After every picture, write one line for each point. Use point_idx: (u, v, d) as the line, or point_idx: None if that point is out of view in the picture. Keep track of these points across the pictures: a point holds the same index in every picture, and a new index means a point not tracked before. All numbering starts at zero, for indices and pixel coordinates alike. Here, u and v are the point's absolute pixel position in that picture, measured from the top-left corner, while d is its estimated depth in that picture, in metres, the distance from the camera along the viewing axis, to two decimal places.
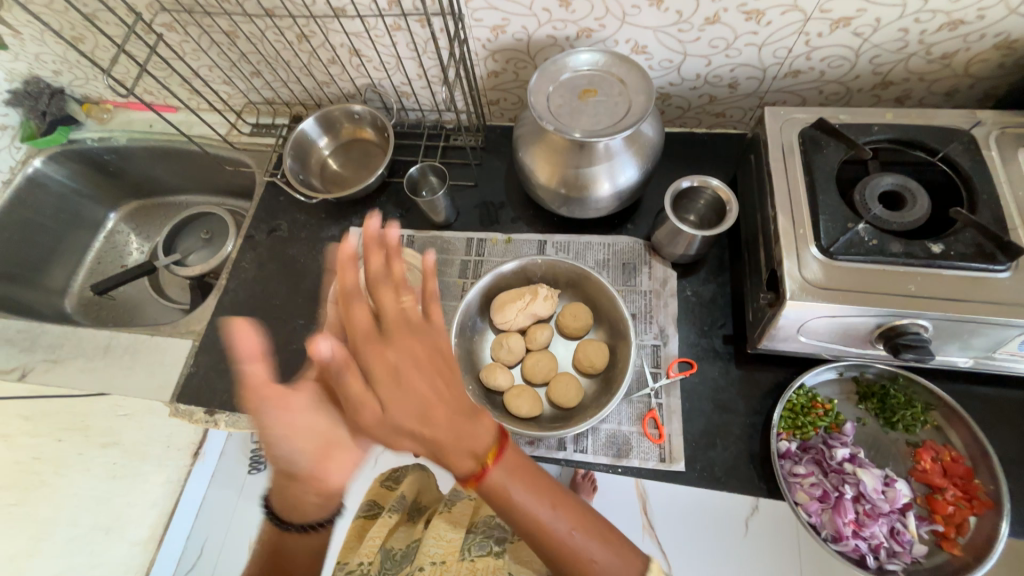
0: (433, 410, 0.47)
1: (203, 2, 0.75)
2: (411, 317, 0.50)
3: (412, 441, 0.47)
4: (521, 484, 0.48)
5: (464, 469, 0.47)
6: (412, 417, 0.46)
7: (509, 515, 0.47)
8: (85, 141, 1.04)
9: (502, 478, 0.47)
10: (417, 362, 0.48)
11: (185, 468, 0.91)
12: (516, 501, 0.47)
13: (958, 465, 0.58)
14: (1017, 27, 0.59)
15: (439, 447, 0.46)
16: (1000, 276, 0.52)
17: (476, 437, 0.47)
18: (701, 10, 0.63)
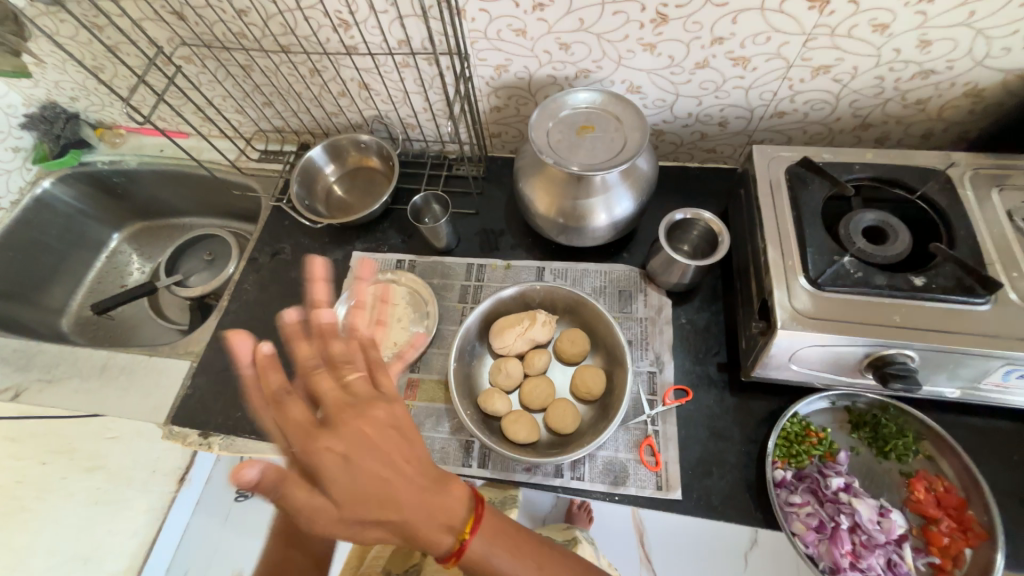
0: (404, 469, 0.44)
1: (222, 38, 0.79)
2: (356, 393, 0.49)
3: (384, 515, 0.43)
4: (501, 551, 0.45)
5: (439, 543, 0.44)
6: (375, 501, 0.43)
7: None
8: (95, 163, 1.07)
9: (481, 546, 0.45)
10: (370, 438, 0.45)
11: (169, 495, 0.87)
12: (498, 568, 0.45)
13: (951, 495, 0.58)
14: (984, 78, 0.64)
15: (410, 526, 0.43)
16: (980, 309, 0.54)
17: (450, 504, 0.45)
18: (692, 55, 0.68)
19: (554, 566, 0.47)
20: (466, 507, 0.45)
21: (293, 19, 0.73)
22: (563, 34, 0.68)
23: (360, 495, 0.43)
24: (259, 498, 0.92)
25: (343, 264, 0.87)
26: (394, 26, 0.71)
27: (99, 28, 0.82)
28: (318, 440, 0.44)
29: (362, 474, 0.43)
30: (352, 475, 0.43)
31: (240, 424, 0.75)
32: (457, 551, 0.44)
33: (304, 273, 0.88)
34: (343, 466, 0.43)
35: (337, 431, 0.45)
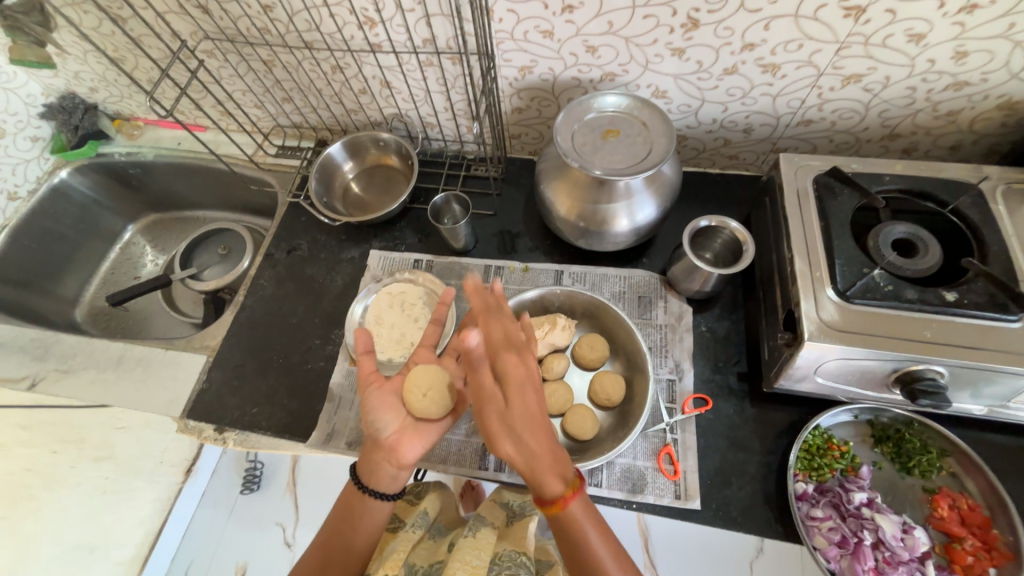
0: (537, 429, 0.48)
1: (246, 33, 0.79)
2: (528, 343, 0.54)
3: (509, 452, 0.48)
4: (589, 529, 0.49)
5: (547, 489, 0.48)
6: (527, 425, 0.48)
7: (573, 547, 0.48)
8: (113, 155, 1.07)
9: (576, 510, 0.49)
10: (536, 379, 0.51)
11: (175, 487, 0.79)
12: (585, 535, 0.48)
13: (975, 514, 0.58)
14: (1018, 90, 0.63)
15: (530, 467, 0.48)
16: (1012, 326, 0.53)
17: (558, 469, 0.49)
18: (721, 61, 0.67)
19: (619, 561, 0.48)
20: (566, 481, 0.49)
21: (318, 16, 0.72)
22: (591, 37, 0.67)
23: (504, 428, 0.48)
24: (269, 492, 0.81)
25: (360, 262, 0.87)
26: (420, 25, 0.71)
27: (123, 20, 0.82)
28: (508, 355, 0.50)
29: (497, 417, 0.48)
30: (491, 413, 0.49)
31: (256, 420, 0.75)
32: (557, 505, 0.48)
33: (321, 270, 0.87)
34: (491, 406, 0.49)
35: (523, 358, 0.51)
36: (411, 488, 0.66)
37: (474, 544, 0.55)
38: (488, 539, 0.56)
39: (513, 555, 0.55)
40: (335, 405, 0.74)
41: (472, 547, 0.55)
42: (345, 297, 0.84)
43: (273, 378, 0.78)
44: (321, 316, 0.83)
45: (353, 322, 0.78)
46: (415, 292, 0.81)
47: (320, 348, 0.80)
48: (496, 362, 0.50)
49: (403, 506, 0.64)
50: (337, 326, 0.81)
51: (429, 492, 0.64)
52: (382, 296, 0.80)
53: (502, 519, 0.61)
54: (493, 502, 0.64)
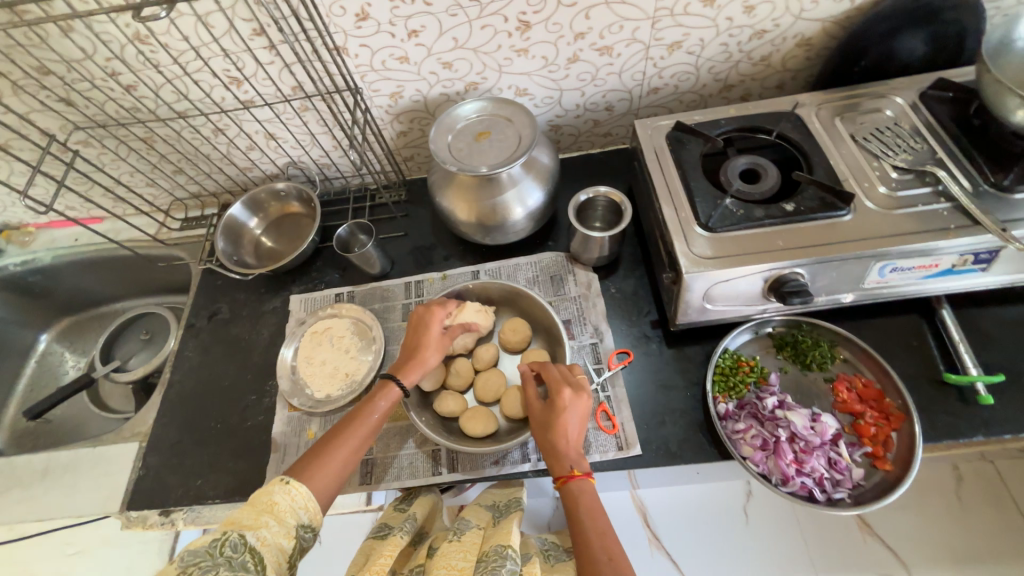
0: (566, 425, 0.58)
1: (117, 116, 0.80)
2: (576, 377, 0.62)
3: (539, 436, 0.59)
4: (590, 511, 0.52)
5: (558, 467, 0.56)
6: (560, 433, 0.57)
7: (576, 521, 0.52)
8: (7, 267, 1.02)
9: (581, 493, 0.54)
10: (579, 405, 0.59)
11: None
12: (587, 512, 0.53)
13: (869, 389, 0.65)
14: (807, 29, 0.74)
15: (552, 451, 0.57)
16: (844, 218, 0.62)
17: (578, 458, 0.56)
18: (562, 52, 0.75)
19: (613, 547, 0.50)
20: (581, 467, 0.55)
21: (182, 86, 0.75)
22: (443, 54, 0.74)
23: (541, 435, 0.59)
24: None
25: (283, 310, 0.88)
26: (283, 74, 0.74)
27: None
28: (562, 388, 0.60)
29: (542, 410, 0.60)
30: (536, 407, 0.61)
31: (202, 491, 0.73)
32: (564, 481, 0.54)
33: (245, 327, 0.87)
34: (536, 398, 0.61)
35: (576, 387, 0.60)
36: (398, 499, 0.67)
37: (460, 548, 0.56)
38: (473, 541, 0.57)
39: (498, 549, 0.53)
40: (281, 453, 0.73)
41: (457, 552, 0.56)
42: (274, 347, 0.84)
43: (213, 445, 0.76)
44: (253, 372, 0.82)
45: (285, 367, 0.79)
46: (340, 325, 0.82)
47: (257, 403, 0.79)
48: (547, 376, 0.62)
49: (392, 514, 0.64)
50: (271, 377, 0.81)
51: (418, 500, 0.66)
52: (309, 336, 0.81)
53: (486, 520, 0.61)
54: (479, 506, 0.64)
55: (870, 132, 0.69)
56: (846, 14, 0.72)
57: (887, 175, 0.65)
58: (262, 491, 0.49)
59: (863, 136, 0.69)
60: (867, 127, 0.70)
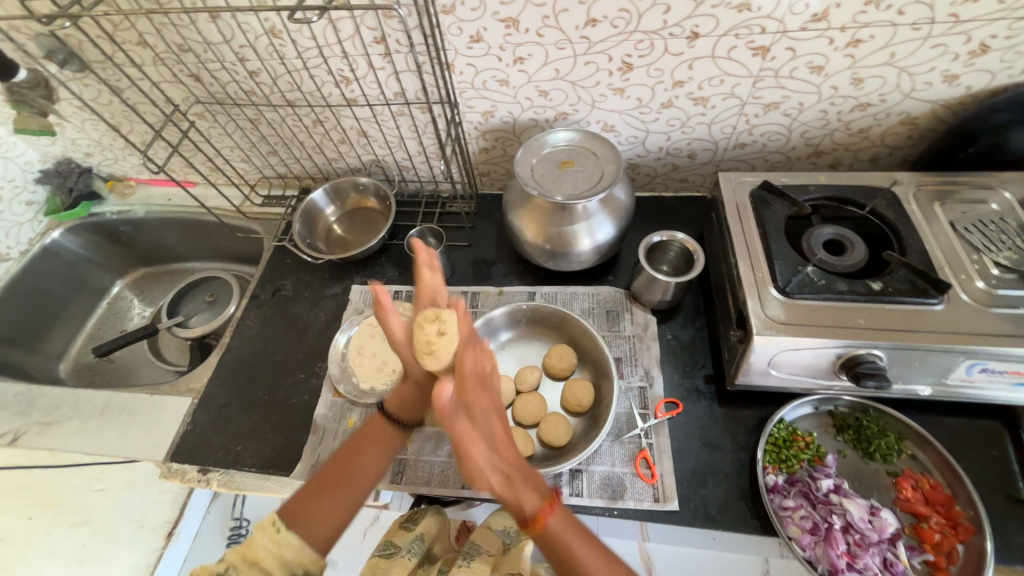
0: (505, 450, 0.49)
1: (235, 96, 0.87)
2: (483, 374, 0.49)
3: (486, 483, 0.47)
4: (576, 543, 0.47)
5: (530, 499, 0.48)
6: (491, 448, 0.48)
7: (567, 569, 0.47)
8: (104, 214, 1.12)
9: (556, 526, 0.48)
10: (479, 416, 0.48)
11: (156, 552, 0.86)
12: (573, 553, 0.47)
13: (938, 492, 0.60)
14: (914, 108, 0.73)
15: (521, 482, 0.49)
16: (935, 308, 0.59)
17: (535, 484, 0.49)
18: (658, 96, 0.76)
19: (605, 559, 0.47)
20: (545, 493, 0.49)
21: (299, 77, 0.81)
22: (542, 82, 0.77)
23: (475, 457, 0.47)
24: None
25: (343, 297, 0.91)
26: (391, 80, 0.79)
27: (121, 90, 0.90)
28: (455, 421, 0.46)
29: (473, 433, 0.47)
30: (474, 449, 0.47)
31: (241, 457, 0.75)
32: (537, 522, 0.47)
33: (304, 307, 0.91)
34: (467, 430, 0.47)
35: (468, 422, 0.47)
36: (404, 517, 0.66)
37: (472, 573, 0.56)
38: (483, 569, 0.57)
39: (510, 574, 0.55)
40: (319, 436, 0.75)
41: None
42: (329, 331, 0.88)
43: (258, 415, 0.79)
44: (306, 351, 0.86)
45: (337, 352, 0.82)
46: None
47: (305, 382, 0.82)
48: (463, 403, 0.47)
49: (396, 531, 0.64)
50: (321, 359, 0.84)
51: (424, 517, 0.65)
52: (364, 327, 0.84)
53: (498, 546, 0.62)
54: (489, 529, 0.64)
55: (972, 223, 0.66)
56: (959, 99, 0.70)
57: (987, 271, 0.62)
58: (249, 541, 0.51)
59: (963, 226, 0.66)
60: (968, 218, 0.67)
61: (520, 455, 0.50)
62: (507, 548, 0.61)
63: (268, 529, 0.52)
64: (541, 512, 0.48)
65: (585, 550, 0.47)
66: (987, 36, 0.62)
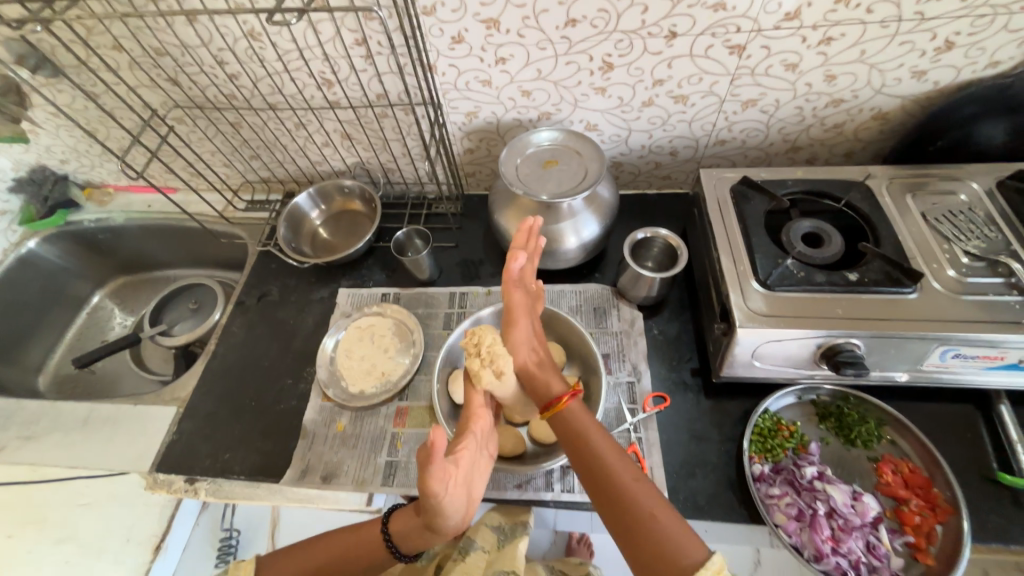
0: (540, 342, 0.65)
1: (215, 100, 0.86)
2: (530, 288, 0.67)
3: (524, 356, 0.62)
4: (590, 424, 0.57)
5: (557, 385, 0.61)
6: (532, 336, 0.64)
7: (581, 443, 0.56)
8: (82, 222, 1.09)
9: (576, 410, 0.58)
10: (527, 308, 0.65)
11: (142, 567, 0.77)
12: (586, 428, 0.57)
13: (916, 475, 0.62)
14: (885, 104, 0.75)
15: (549, 369, 0.63)
16: (909, 296, 0.61)
17: (559, 377, 0.62)
18: (638, 95, 0.77)
19: (618, 452, 0.54)
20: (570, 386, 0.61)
21: (280, 80, 0.80)
22: (524, 83, 0.77)
23: (521, 333, 0.63)
24: None
25: (330, 301, 0.91)
26: (373, 82, 0.79)
27: (97, 95, 0.89)
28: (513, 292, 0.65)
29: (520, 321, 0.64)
30: (520, 320, 0.64)
31: (229, 465, 0.74)
32: (560, 402, 0.59)
33: (291, 312, 0.90)
34: (519, 301, 0.64)
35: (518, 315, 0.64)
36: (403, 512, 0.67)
37: None
38: None
39: None
40: (309, 441, 0.74)
41: None
42: (316, 335, 0.87)
43: (245, 422, 0.78)
44: (294, 356, 0.85)
45: (325, 356, 0.81)
46: (383, 324, 0.84)
47: (293, 388, 0.81)
48: (517, 288, 0.65)
49: None
50: (308, 364, 0.84)
51: None
52: (352, 330, 0.84)
53: (493, 543, 0.62)
54: (486, 524, 0.64)
55: (943, 214, 0.68)
56: (927, 94, 0.73)
57: (957, 260, 0.64)
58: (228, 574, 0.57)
59: (934, 216, 0.68)
60: (939, 209, 0.69)
61: (549, 355, 0.65)
62: (501, 546, 0.61)
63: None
64: (563, 394, 0.59)
65: (596, 431, 0.56)
66: (952, 33, 0.64)
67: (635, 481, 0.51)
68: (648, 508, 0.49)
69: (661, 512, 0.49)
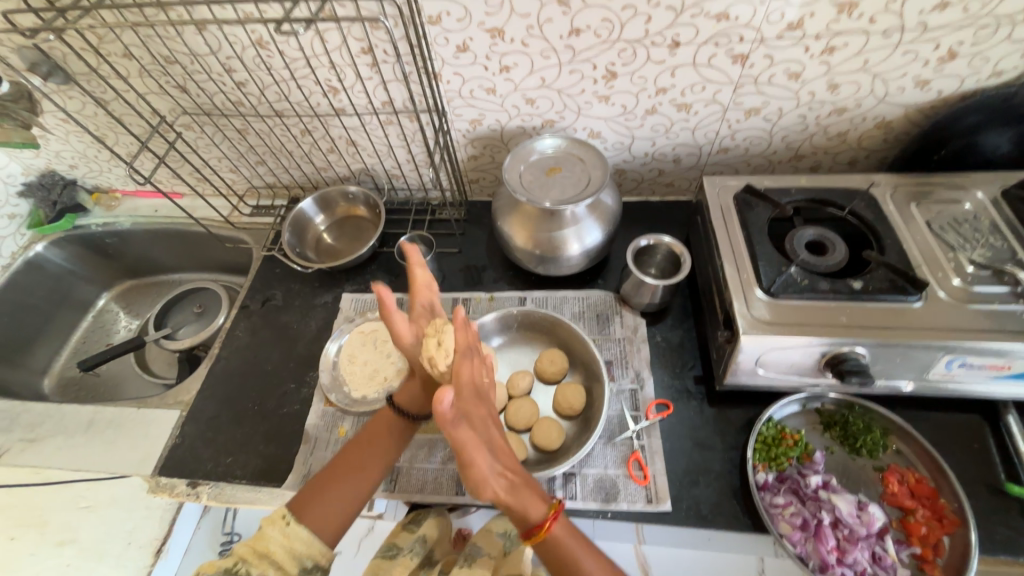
0: (504, 456, 0.50)
1: (222, 107, 0.87)
2: (477, 384, 0.50)
3: (494, 490, 0.48)
4: (576, 547, 0.51)
5: (535, 511, 0.50)
6: (493, 454, 0.49)
7: (566, 569, 0.50)
8: (89, 226, 1.10)
9: (560, 533, 0.51)
10: (475, 420, 0.48)
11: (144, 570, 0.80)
12: (574, 553, 0.51)
13: (923, 485, 0.62)
14: (889, 112, 0.75)
15: (524, 490, 0.50)
16: (914, 305, 0.61)
17: (539, 494, 0.51)
18: (641, 103, 0.78)
19: (600, 559, 0.51)
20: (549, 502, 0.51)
21: (287, 88, 0.81)
22: (528, 91, 0.78)
23: (482, 463, 0.47)
24: None
25: (333, 306, 0.91)
26: (378, 90, 0.80)
27: (107, 102, 0.90)
28: (456, 429, 0.46)
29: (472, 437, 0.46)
30: (479, 457, 0.47)
31: (231, 470, 0.74)
32: (542, 531, 0.50)
33: (295, 317, 0.91)
34: (469, 438, 0.46)
35: (466, 447, 0.46)
36: (406, 518, 0.67)
37: None
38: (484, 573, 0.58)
39: None
40: (311, 446, 0.74)
41: None
42: (320, 340, 0.87)
43: (248, 426, 0.78)
44: (297, 361, 0.85)
45: (328, 361, 0.81)
46: (386, 329, 0.85)
47: (296, 392, 0.81)
48: (459, 425, 0.46)
49: (399, 532, 0.65)
50: (311, 369, 0.84)
51: (426, 519, 0.66)
52: (355, 335, 0.84)
53: (497, 549, 0.62)
54: (490, 530, 0.65)
55: (947, 222, 0.68)
56: (931, 103, 0.73)
57: (962, 268, 0.64)
58: (260, 533, 0.54)
59: (939, 225, 0.68)
60: (943, 217, 0.69)
61: (518, 463, 0.51)
62: (508, 551, 0.63)
63: (279, 523, 0.55)
64: (546, 520, 0.50)
65: (582, 551, 0.51)
66: (955, 43, 0.65)
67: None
68: None
69: None
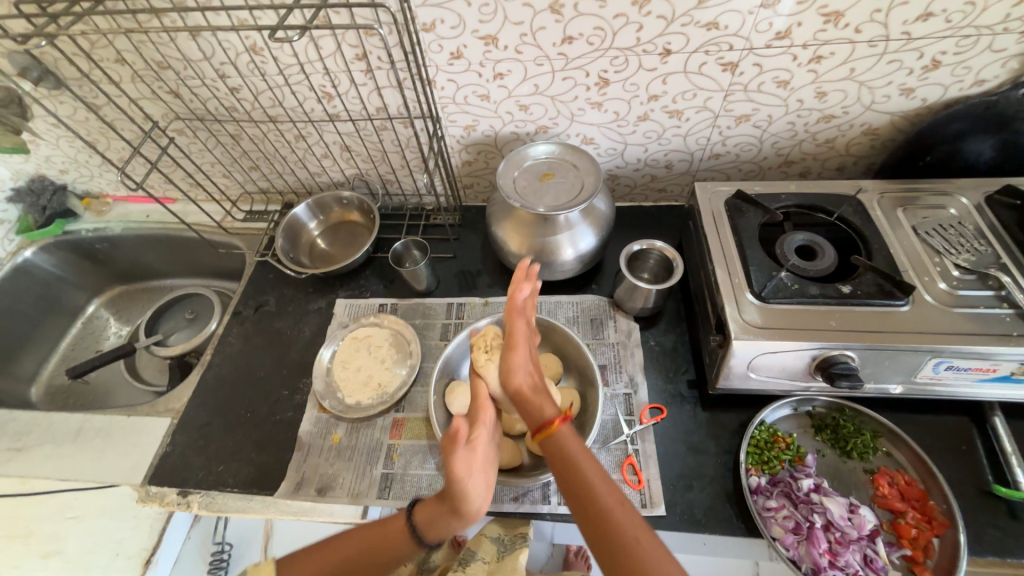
0: (539, 376, 0.63)
1: (215, 112, 0.87)
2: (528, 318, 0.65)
3: (519, 381, 0.60)
4: (579, 450, 0.54)
5: (549, 408, 0.58)
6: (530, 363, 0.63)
7: (568, 469, 0.52)
8: (79, 232, 1.09)
9: (566, 436, 0.55)
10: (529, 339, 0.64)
11: None
12: (575, 456, 0.53)
13: (912, 488, 0.62)
14: (875, 120, 0.76)
15: (544, 394, 0.60)
16: (902, 309, 0.62)
17: (553, 402, 0.59)
18: (634, 110, 0.79)
19: (609, 481, 0.51)
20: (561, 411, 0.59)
21: (281, 93, 0.81)
22: (522, 97, 0.79)
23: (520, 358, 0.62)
24: None
25: (327, 311, 0.91)
26: (373, 96, 0.80)
27: (98, 107, 0.89)
28: (518, 327, 0.64)
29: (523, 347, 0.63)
30: (521, 351, 0.63)
31: (222, 478, 0.74)
32: (551, 425, 0.56)
33: (288, 322, 0.90)
34: (522, 331, 0.64)
35: (517, 343, 0.63)
36: None
37: None
38: None
39: None
40: (304, 453, 0.74)
41: None
42: (313, 346, 0.87)
43: (240, 434, 0.78)
44: (290, 367, 0.85)
45: (321, 367, 0.81)
46: (380, 335, 0.85)
47: (289, 399, 0.81)
48: (520, 317, 0.64)
49: None
50: (305, 375, 0.83)
51: None
52: (348, 341, 0.84)
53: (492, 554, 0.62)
54: (484, 535, 0.65)
55: (933, 228, 0.69)
56: (916, 111, 0.74)
57: (948, 273, 0.65)
58: None
59: (925, 230, 0.69)
60: (929, 223, 0.70)
61: (547, 382, 0.63)
62: (501, 558, 0.61)
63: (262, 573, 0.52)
64: (555, 418, 0.57)
65: (587, 460, 0.53)
66: (938, 52, 0.66)
67: (621, 509, 0.48)
68: (631, 534, 0.46)
69: (643, 535, 0.46)
